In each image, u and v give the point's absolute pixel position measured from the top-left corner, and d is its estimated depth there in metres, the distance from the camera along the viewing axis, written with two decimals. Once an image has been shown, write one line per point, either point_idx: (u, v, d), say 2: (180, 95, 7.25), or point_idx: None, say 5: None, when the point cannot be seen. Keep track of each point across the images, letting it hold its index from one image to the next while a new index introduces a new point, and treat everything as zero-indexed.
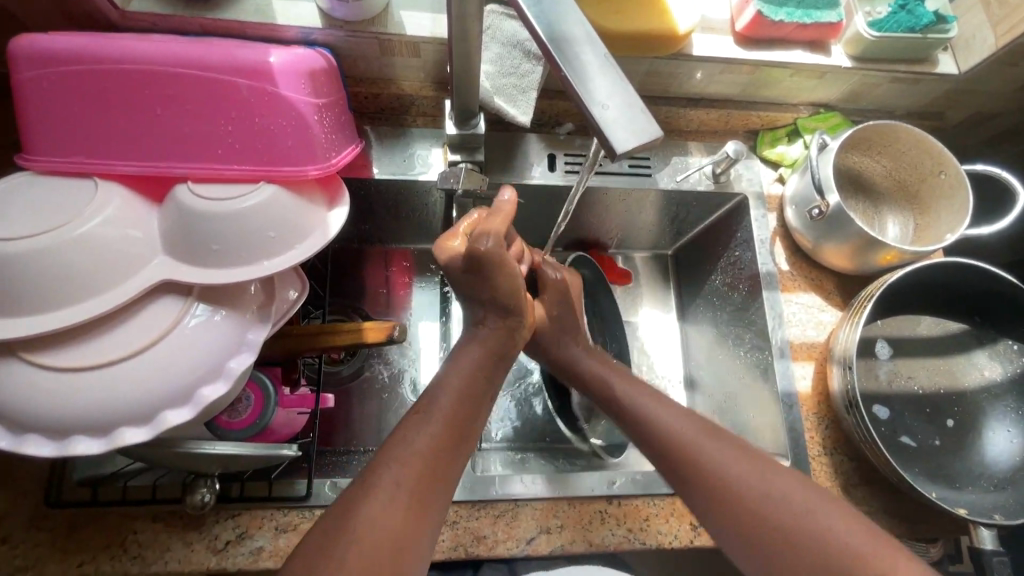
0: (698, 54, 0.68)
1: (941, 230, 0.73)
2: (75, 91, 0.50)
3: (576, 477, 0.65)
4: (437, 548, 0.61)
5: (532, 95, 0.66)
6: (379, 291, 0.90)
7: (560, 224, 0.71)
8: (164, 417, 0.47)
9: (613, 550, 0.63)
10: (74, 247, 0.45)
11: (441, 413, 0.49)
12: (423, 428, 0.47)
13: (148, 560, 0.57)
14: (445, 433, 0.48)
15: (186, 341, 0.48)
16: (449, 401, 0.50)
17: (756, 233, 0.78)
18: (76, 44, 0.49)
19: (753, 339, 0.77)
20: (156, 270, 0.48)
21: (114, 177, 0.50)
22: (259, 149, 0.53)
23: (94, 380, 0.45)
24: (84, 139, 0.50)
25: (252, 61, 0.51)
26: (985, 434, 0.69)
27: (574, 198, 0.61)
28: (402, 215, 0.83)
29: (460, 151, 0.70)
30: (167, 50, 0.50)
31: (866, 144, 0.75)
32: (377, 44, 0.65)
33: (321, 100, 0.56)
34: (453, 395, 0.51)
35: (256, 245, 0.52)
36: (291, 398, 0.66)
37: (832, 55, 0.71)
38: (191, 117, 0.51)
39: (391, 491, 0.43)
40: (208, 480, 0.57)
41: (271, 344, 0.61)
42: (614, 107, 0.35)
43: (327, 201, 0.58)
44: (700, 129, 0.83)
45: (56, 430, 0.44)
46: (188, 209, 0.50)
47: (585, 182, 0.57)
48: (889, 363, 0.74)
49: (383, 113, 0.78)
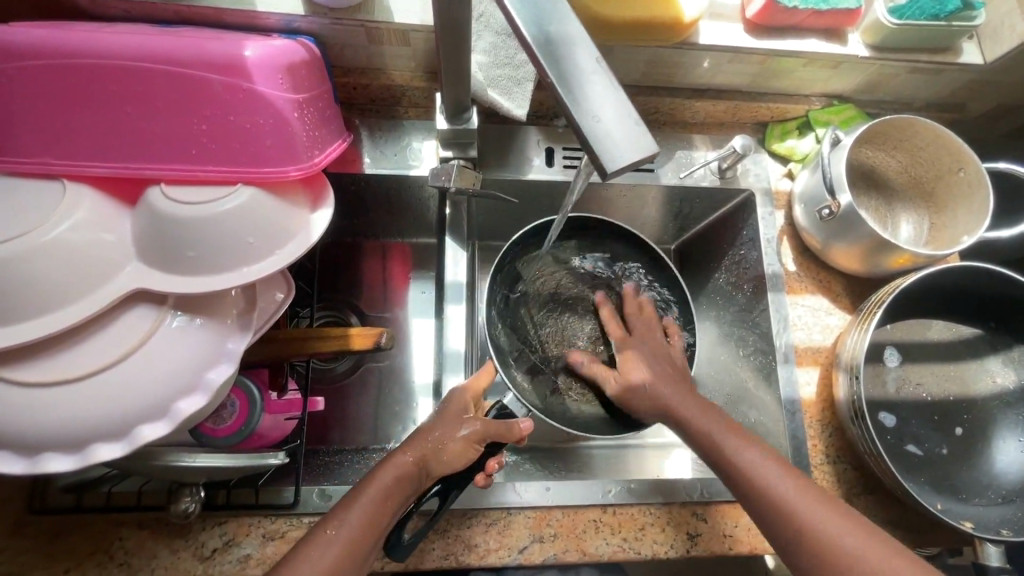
0: (705, 43, 0.64)
1: (957, 230, 0.70)
2: (34, 86, 0.47)
3: (573, 484, 0.64)
4: (428, 558, 0.60)
5: (529, 87, 0.63)
6: (374, 286, 0.87)
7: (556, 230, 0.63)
8: (138, 433, 0.45)
9: (607, 560, 0.62)
10: (39, 255, 0.43)
11: (362, 516, 0.48)
12: (333, 541, 0.47)
13: (134, 567, 0.56)
14: (354, 545, 0.47)
15: (162, 351, 0.46)
16: (371, 505, 0.49)
17: (763, 232, 0.75)
18: (35, 37, 0.46)
19: (757, 341, 0.74)
20: (129, 277, 0.46)
21: (81, 178, 0.47)
22: (235, 148, 0.50)
23: (63, 396, 0.43)
24: (46, 137, 0.47)
25: (226, 55, 0.48)
26: (995, 444, 0.67)
27: (563, 214, 0.57)
28: (394, 210, 0.81)
29: (452, 147, 0.67)
30: (134, 42, 0.47)
31: (884, 138, 0.71)
32: (364, 33, 0.61)
33: (301, 95, 0.53)
34: (380, 487, 0.50)
35: (234, 252, 0.49)
36: (279, 403, 0.64)
37: (849, 44, 0.66)
38: (161, 114, 0.48)
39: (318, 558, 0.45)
40: (193, 489, 0.55)
41: (256, 349, 0.59)
42: (606, 118, 0.32)
43: (311, 202, 0.55)
44: (707, 121, 0.79)
45: (25, 447, 0.43)
46: (159, 214, 0.47)
47: (569, 198, 0.53)
48: (898, 370, 0.71)
49: (374, 105, 0.75)
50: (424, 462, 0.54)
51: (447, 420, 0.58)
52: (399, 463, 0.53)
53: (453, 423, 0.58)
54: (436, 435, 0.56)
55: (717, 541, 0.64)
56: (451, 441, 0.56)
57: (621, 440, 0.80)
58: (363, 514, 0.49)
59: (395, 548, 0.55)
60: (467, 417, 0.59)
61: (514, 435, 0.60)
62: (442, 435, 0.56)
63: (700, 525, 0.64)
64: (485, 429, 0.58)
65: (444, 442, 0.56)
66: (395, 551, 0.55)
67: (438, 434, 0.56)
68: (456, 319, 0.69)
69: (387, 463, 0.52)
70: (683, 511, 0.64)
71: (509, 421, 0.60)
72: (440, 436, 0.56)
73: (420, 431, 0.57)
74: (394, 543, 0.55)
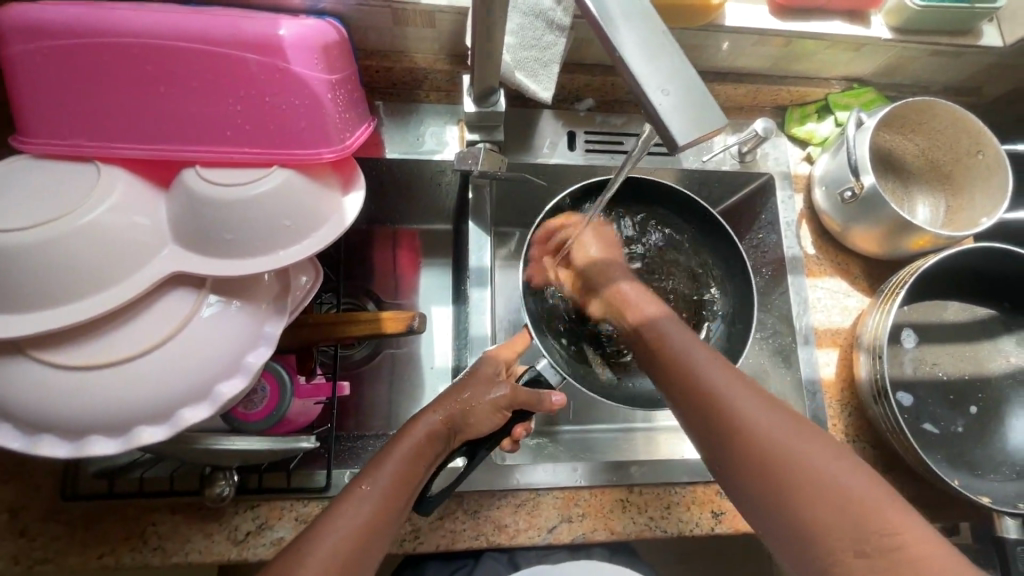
0: (730, 26, 0.64)
1: (975, 213, 0.71)
2: (68, 68, 0.46)
3: (599, 464, 0.65)
4: (460, 538, 0.61)
5: (555, 69, 0.63)
6: (386, 273, 0.87)
7: (612, 187, 0.55)
8: (181, 416, 0.45)
9: (634, 538, 0.63)
10: (79, 239, 0.42)
11: (394, 474, 0.49)
12: (367, 498, 0.46)
13: (168, 552, 0.57)
14: (389, 502, 0.47)
15: (201, 334, 0.46)
16: (399, 464, 0.49)
17: (782, 215, 0.75)
18: (71, 15, 0.45)
19: (775, 324, 0.75)
20: (167, 261, 0.46)
21: (117, 161, 0.47)
22: (270, 130, 0.49)
23: (106, 380, 0.43)
24: (82, 118, 0.47)
25: (262, 35, 0.47)
26: (1009, 422, 0.68)
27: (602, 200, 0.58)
28: (412, 195, 0.80)
29: (478, 130, 0.67)
30: (171, 22, 0.46)
31: (902, 120, 0.71)
32: (391, 14, 0.61)
33: (335, 76, 0.52)
34: (410, 446, 0.51)
35: (269, 235, 0.49)
36: (307, 388, 0.64)
37: (872, 26, 0.67)
38: (198, 95, 0.48)
39: (347, 520, 0.45)
40: (227, 473, 0.56)
41: (288, 334, 0.60)
42: (674, 92, 0.32)
43: (342, 185, 0.55)
44: (726, 105, 0.79)
45: (71, 430, 0.43)
46: (195, 196, 0.47)
47: (616, 180, 0.53)
48: (915, 351, 0.72)
49: (396, 88, 0.74)
50: (452, 421, 0.54)
51: (480, 383, 0.57)
52: (426, 423, 0.53)
53: (485, 388, 0.57)
54: (465, 400, 0.55)
55: (742, 519, 0.65)
56: (481, 402, 0.56)
57: (628, 425, 0.80)
58: (392, 474, 0.49)
59: (425, 502, 0.56)
60: (499, 380, 0.58)
61: (544, 406, 0.59)
62: (471, 398, 0.56)
63: (724, 503, 0.65)
64: (514, 396, 0.56)
65: (474, 411, 0.55)
66: (423, 506, 0.56)
67: (469, 399, 0.56)
68: (481, 304, 0.69)
69: (416, 423, 0.53)
70: (708, 489, 0.65)
71: (541, 393, 0.58)
72: (479, 403, 0.56)
73: (452, 390, 0.57)
74: (422, 499, 0.56)
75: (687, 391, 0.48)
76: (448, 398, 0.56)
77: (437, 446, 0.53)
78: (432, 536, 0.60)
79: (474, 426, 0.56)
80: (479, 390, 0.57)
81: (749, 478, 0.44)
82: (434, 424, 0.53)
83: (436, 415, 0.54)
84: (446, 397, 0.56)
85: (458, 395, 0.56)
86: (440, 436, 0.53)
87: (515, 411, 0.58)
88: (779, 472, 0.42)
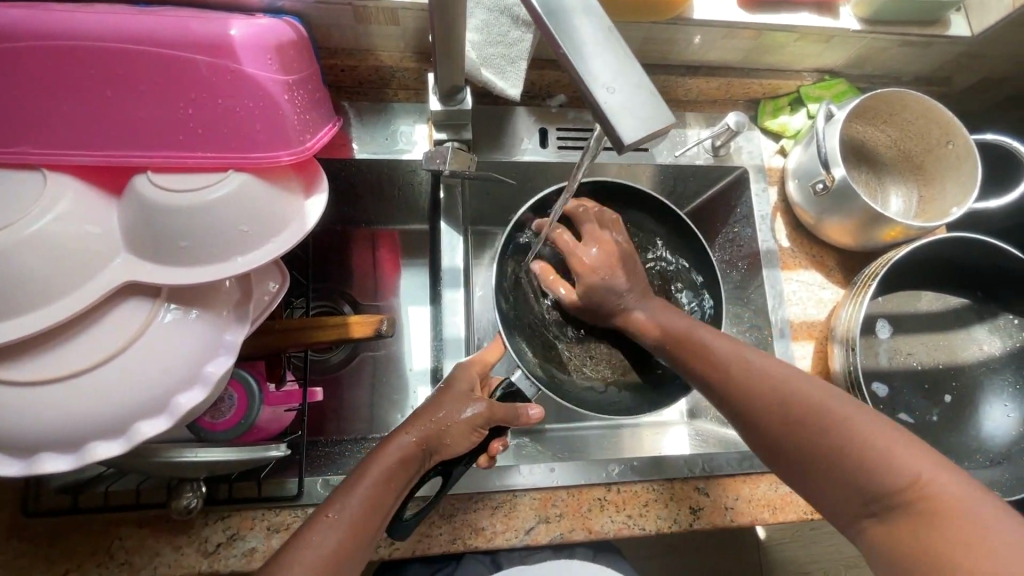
0: (698, 18, 0.63)
1: (946, 204, 0.71)
2: (5, 70, 0.44)
3: (576, 464, 0.64)
4: (436, 542, 0.60)
5: (522, 65, 0.62)
6: (363, 274, 0.86)
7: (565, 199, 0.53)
8: (136, 430, 0.44)
9: (612, 536, 0.63)
10: (24, 250, 0.41)
11: (365, 496, 0.48)
12: (335, 524, 0.46)
13: (136, 566, 0.55)
14: (359, 526, 0.47)
15: (157, 345, 0.45)
16: (371, 486, 0.49)
17: (756, 208, 0.75)
18: (8, 17, 0.43)
19: (751, 318, 0.75)
20: (120, 270, 0.44)
21: (65, 168, 0.45)
22: (224, 133, 0.48)
23: (57, 395, 0.41)
24: (22, 124, 0.44)
25: (213, 36, 0.47)
26: (983, 410, 0.69)
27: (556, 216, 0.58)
28: (385, 196, 0.79)
29: (446, 129, 0.66)
30: (116, 24, 0.45)
31: (873, 112, 0.71)
32: (352, 11, 0.59)
33: (291, 77, 0.51)
34: (381, 469, 0.50)
35: (227, 241, 0.48)
36: (278, 395, 0.64)
37: (841, 18, 0.66)
38: (146, 99, 0.46)
39: (314, 548, 0.45)
40: (194, 484, 0.54)
41: (253, 341, 0.58)
42: (618, 88, 0.31)
43: (304, 189, 0.54)
44: (699, 99, 0.79)
45: (22, 448, 0.42)
46: (148, 202, 0.45)
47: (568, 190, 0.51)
48: (889, 342, 0.72)
49: (362, 87, 0.73)
50: (426, 443, 0.53)
51: (453, 398, 0.56)
52: (400, 444, 0.52)
53: (458, 404, 0.56)
54: (437, 422, 0.54)
55: (720, 515, 0.65)
56: (457, 423, 0.55)
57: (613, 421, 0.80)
58: (361, 499, 0.48)
59: (396, 527, 0.55)
60: (474, 398, 0.57)
61: (521, 421, 0.60)
62: (442, 421, 0.54)
63: (702, 499, 0.65)
64: (491, 413, 0.56)
65: (450, 432, 0.55)
66: (395, 530, 0.55)
67: (444, 421, 0.55)
68: (454, 305, 0.69)
69: (389, 443, 0.52)
70: (685, 486, 0.65)
71: (517, 409, 0.59)
72: (455, 425, 0.55)
73: (424, 410, 0.56)
74: (397, 523, 0.55)
75: (761, 391, 0.51)
76: (421, 417, 0.55)
77: (412, 471, 0.52)
78: (408, 541, 0.60)
79: (449, 448, 0.55)
80: (457, 408, 0.56)
81: (830, 467, 0.47)
82: (411, 446, 0.52)
83: (407, 438, 0.53)
84: (419, 415, 0.55)
85: (433, 415, 0.55)
86: (414, 459, 0.52)
87: (493, 427, 0.58)
88: (862, 457, 0.45)
